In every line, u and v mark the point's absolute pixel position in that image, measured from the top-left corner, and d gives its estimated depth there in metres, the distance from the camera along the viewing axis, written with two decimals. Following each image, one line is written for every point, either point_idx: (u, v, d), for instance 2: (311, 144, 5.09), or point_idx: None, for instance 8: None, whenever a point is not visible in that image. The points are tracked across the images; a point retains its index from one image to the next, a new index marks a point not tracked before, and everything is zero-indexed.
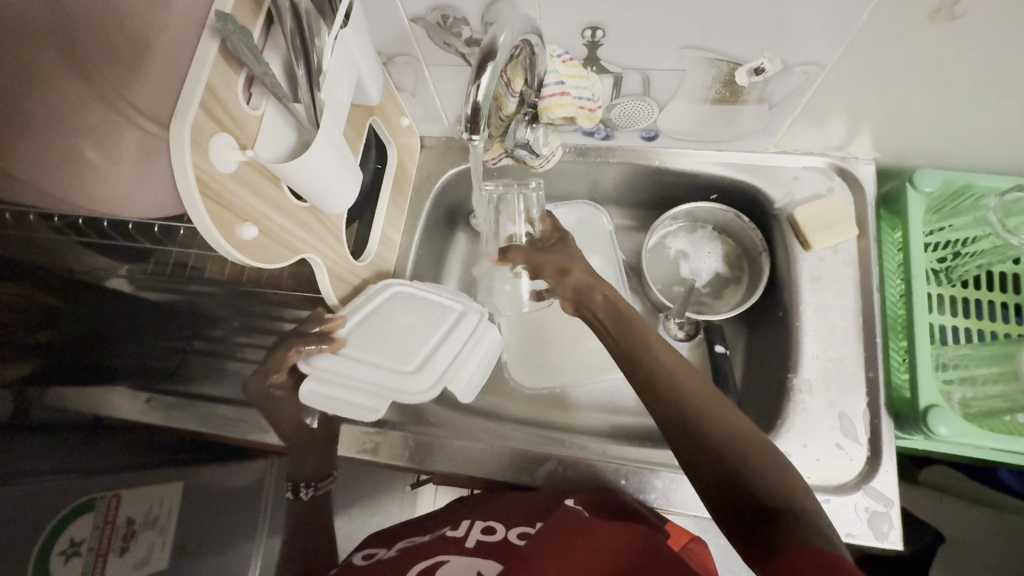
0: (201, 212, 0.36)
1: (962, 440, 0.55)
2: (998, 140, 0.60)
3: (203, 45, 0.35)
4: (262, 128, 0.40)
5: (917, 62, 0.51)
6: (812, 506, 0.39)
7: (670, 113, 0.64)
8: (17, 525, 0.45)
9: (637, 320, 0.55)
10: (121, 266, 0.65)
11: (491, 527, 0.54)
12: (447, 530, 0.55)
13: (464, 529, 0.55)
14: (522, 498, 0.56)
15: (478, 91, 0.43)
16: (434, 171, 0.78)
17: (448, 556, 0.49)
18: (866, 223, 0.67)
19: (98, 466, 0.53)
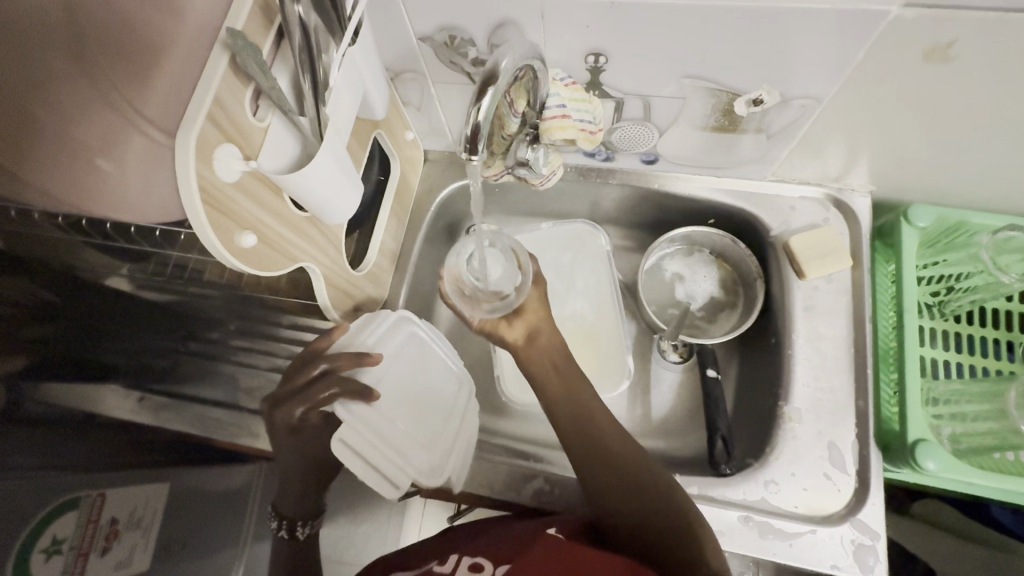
0: (201, 219, 0.37)
1: (949, 475, 0.55)
2: (993, 178, 0.61)
3: (212, 59, 0.36)
4: (267, 140, 0.41)
5: (913, 100, 0.52)
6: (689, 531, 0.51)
7: (670, 138, 0.65)
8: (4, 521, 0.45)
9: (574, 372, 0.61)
10: (122, 265, 0.69)
11: (478, 564, 0.50)
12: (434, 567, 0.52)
13: (450, 564, 0.52)
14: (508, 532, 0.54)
15: (478, 113, 0.43)
16: (436, 184, 0.79)
17: None
18: (861, 254, 0.68)
19: (74, 463, 0.53)
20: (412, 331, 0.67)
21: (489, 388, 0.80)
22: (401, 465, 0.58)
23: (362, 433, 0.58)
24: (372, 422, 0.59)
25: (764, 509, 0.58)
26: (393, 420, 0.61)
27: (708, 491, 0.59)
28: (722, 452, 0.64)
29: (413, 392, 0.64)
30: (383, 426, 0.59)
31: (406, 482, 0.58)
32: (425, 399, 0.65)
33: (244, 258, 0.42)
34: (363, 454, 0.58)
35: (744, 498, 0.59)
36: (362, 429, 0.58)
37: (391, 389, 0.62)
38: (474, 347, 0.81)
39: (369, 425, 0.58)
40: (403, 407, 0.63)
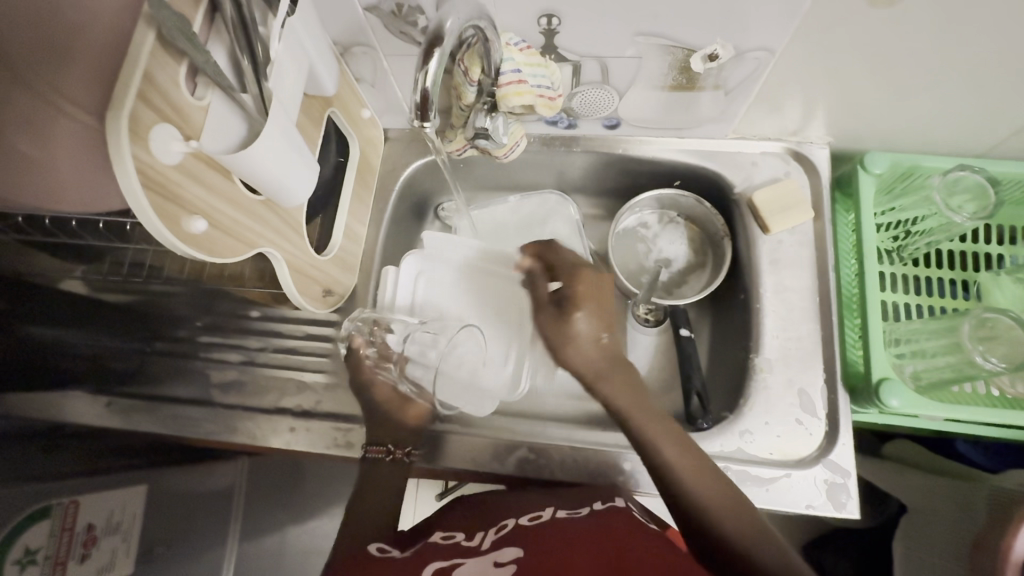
0: (144, 206, 0.35)
1: (911, 411, 0.58)
2: (941, 121, 0.63)
3: (136, 34, 0.34)
4: (208, 118, 0.39)
5: (862, 46, 0.53)
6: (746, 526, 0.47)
7: (630, 101, 0.65)
8: None
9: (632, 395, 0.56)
10: (76, 267, 0.65)
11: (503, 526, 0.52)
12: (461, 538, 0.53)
13: (478, 535, 0.53)
14: (541, 496, 0.57)
15: (426, 77, 0.43)
16: (399, 162, 0.77)
17: (464, 559, 0.48)
18: (822, 205, 0.69)
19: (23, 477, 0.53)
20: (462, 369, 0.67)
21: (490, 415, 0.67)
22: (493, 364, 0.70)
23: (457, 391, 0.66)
24: (444, 278, 0.75)
25: (740, 458, 0.60)
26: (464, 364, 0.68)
27: None
28: (698, 408, 0.65)
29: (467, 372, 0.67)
30: (458, 257, 0.76)
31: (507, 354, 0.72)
32: (494, 361, 0.72)
33: (196, 245, 0.40)
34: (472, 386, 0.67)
35: (721, 449, 0.61)
36: (440, 285, 0.75)
37: (473, 364, 0.69)
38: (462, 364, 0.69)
39: (443, 243, 0.76)
40: (484, 291, 0.75)
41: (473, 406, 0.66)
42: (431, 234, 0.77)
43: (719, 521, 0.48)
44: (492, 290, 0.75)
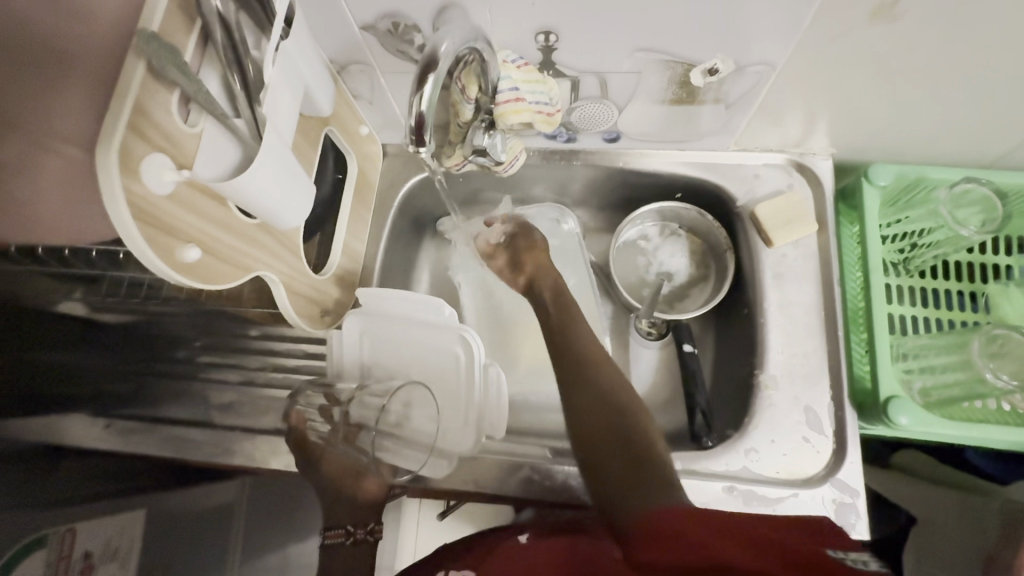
0: (136, 237, 0.34)
1: (922, 429, 0.56)
2: (945, 132, 0.62)
3: (127, 64, 0.33)
4: (202, 146, 0.38)
5: (865, 58, 0.52)
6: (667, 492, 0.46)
7: (630, 115, 0.64)
8: None
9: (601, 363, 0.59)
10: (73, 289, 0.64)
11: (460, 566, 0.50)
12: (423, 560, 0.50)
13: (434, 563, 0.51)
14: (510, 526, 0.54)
15: (421, 101, 0.42)
16: (397, 178, 0.76)
17: None
18: (826, 217, 0.68)
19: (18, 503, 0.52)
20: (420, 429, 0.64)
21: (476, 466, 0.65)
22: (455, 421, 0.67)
23: (412, 452, 0.63)
24: (389, 336, 0.69)
25: (746, 478, 0.59)
26: (421, 423, 0.64)
27: (691, 465, 0.60)
28: (703, 424, 0.64)
29: (427, 431, 0.64)
30: (400, 311, 0.67)
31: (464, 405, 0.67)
32: (450, 418, 0.67)
33: (191, 273, 0.40)
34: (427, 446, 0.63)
35: (726, 469, 0.60)
36: (387, 339, 0.69)
37: (426, 427, 0.64)
38: (423, 416, 0.64)
39: (380, 299, 0.66)
40: (426, 345, 0.69)
41: (429, 469, 0.63)
42: (363, 291, 0.66)
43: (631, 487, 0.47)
44: (432, 341, 0.69)
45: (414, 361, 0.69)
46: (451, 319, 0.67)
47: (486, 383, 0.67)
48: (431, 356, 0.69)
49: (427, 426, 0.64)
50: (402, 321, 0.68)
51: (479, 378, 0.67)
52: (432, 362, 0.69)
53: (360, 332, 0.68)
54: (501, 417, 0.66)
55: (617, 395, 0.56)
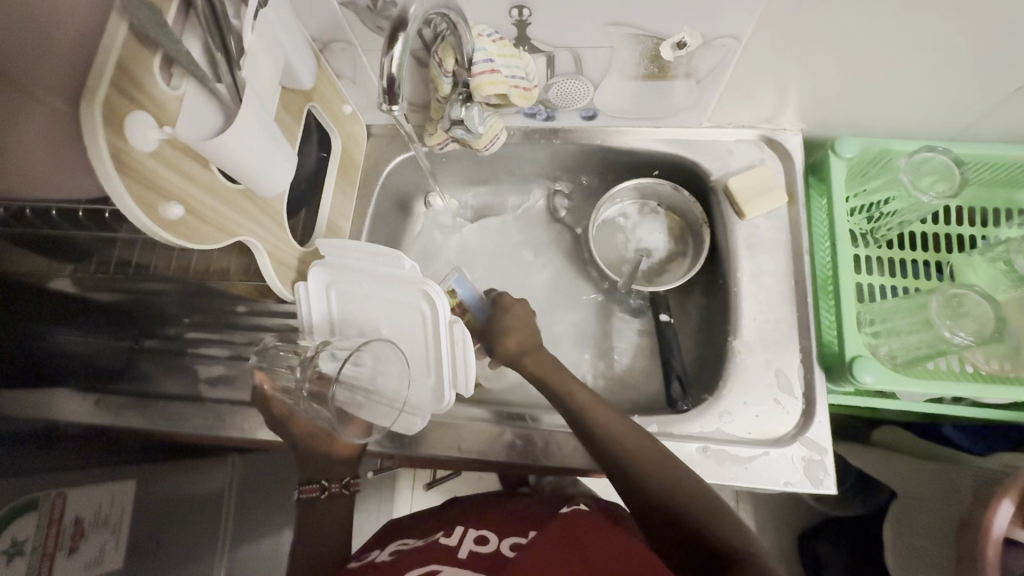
0: (119, 189, 0.36)
1: (885, 386, 0.59)
2: (907, 105, 0.64)
3: (110, 24, 0.35)
4: (184, 108, 0.40)
5: (825, 31, 0.55)
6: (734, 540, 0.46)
7: (605, 91, 0.66)
8: None
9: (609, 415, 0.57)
10: (63, 266, 0.63)
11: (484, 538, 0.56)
12: (439, 538, 0.58)
13: (456, 537, 0.58)
14: (506, 515, 0.61)
15: (392, 62, 0.44)
16: (382, 157, 0.78)
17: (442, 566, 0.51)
18: (796, 190, 0.70)
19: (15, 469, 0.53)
20: (388, 386, 0.63)
21: (460, 433, 0.66)
22: (423, 376, 0.65)
23: (381, 407, 0.63)
24: (355, 289, 0.65)
25: (720, 438, 0.61)
26: (390, 378, 0.63)
27: (667, 427, 0.62)
28: (678, 390, 0.68)
29: (395, 386, 0.63)
30: (363, 266, 0.64)
31: (431, 362, 0.64)
32: (421, 372, 0.65)
33: (175, 231, 0.41)
34: (393, 404, 0.63)
35: (701, 430, 0.62)
36: (352, 292, 0.65)
37: (395, 385, 0.63)
38: (392, 372, 0.63)
39: (341, 251, 0.63)
40: (391, 299, 0.65)
41: (401, 425, 0.64)
42: (326, 242, 0.63)
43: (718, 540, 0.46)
44: (395, 295, 0.64)
45: (379, 316, 0.66)
46: (413, 272, 0.63)
47: (454, 341, 0.62)
48: (396, 311, 0.65)
49: (394, 384, 0.63)
50: (364, 274, 0.64)
51: (446, 336, 0.63)
52: (398, 316, 0.65)
53: (323, 285, 0.65)
54: (469, 376, 0.62)
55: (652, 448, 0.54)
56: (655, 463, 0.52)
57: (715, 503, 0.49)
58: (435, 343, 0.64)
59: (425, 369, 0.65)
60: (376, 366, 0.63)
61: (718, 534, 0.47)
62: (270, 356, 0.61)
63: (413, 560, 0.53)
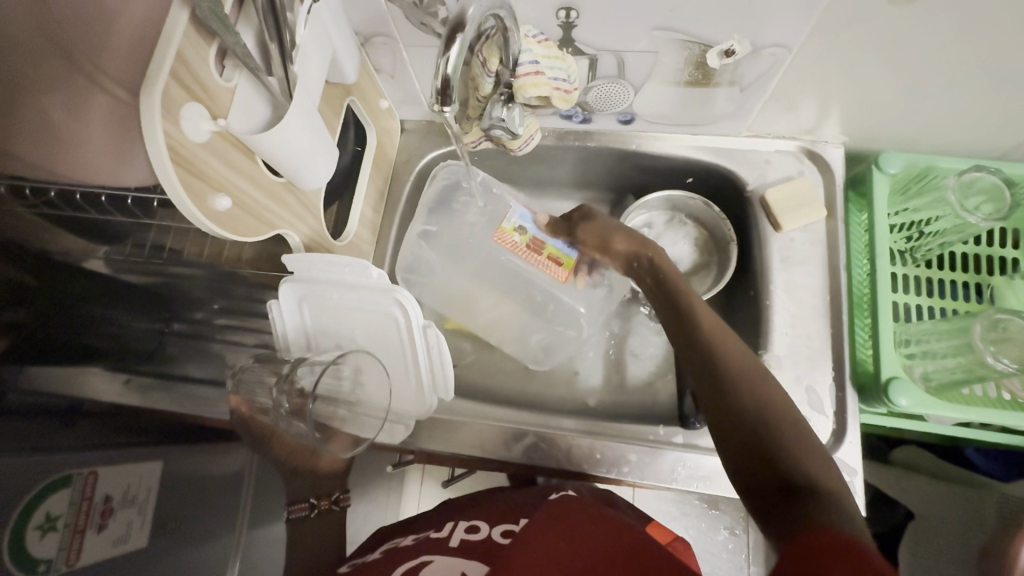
0: (171, 180, 0.36)
1: (919, 410, 0.58)
2: (957, 122, 0.63)
3: (172, 14, 0.35)
4: (235, 100, 0.40)
5: (879, 44, 0.53)
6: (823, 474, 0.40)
7: (645, 96, 0.65)
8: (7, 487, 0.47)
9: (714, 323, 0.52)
10: (98, 248, 0.64)
11: (474, 527, 0.57)
12: (430, 533, 0.58)
13: (447, 529, 0.58)
14: (497, 506, 0.61)
15: (446, 64, 0.44)
16: (414, 153, 0.78)
17: (431, 557, 0.51)
18: (835, 204, 0.69)
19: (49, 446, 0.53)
20: (370, 394, 0.65)
21: (482, 433, 0.66)
22: (403, 384, 0.66)
23: (361, 418, 0.65)
24: (327, 299, 0.64)
25: None
26: (372, 388, 0.65)
27: (694, 439, 0.64)
28: (692, 407, 0.65)
29: (379, 395, 0.65)
30: (330, 277, 0.60)
31: (408, 370, 0.65)
32: (402, 379, 0.66)
33: (220, 221, 0.42)
34: (372, 414, 0.65)
35: None
36: (325, 304, 0.64)
37: (377, 393, 0.65)
38: (374, 380, 0.65)
39: (306, 265, 0.58)
40: (366, 306, 0.63)
41: (386, 434, 0.66)
42: (289, 257, 0.57)
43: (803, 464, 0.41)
44: (369, 302, 0.63)
45: (353, 325, 0.65)
46: (382, 279, 0.60)
47: (429, 347, 0.62)
48: (369, 319, 0.64)
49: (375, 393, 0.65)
50: (332, 285, 0.61)
51: (420, 344, 0.63)
52: (373, 322, 0.64)
53: (296, 300, 0.64)
54: (449, 381, 0.63)
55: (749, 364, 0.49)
56: (737, 377, 0.47)
57: (795, 435, 0.43)
58: (409, 350, 0.64)
59: (404, 376, 0.66)
60: (356, 376, 0.65)
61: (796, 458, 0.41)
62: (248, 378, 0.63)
63: (402, 556, 0.53)
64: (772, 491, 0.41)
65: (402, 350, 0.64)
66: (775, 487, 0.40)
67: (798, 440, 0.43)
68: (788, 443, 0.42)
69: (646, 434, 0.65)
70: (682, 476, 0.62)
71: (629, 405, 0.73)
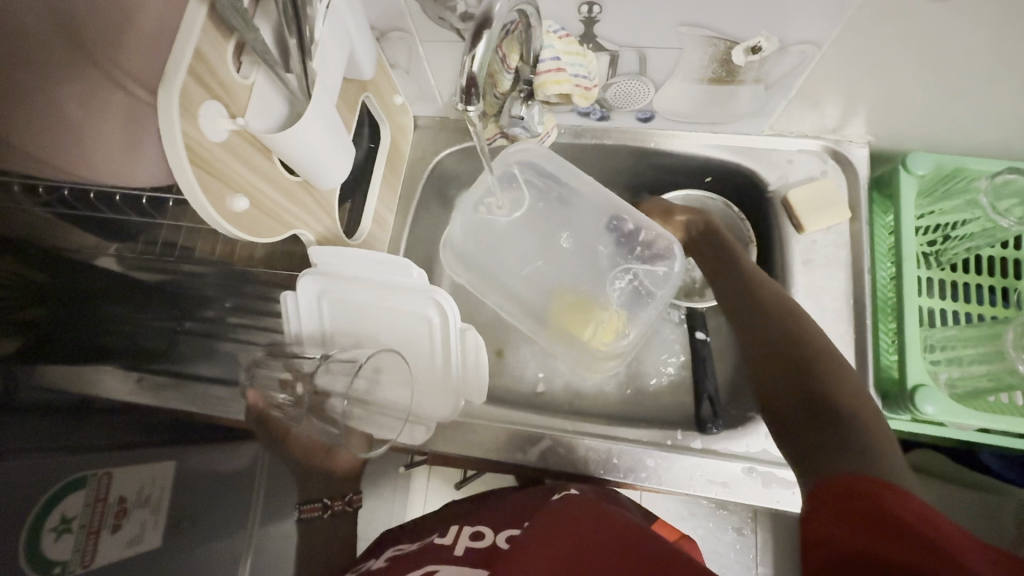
0: (190, 180, 0.35)
1: (947, 419, 0.56)
2: (989, 122, 0.61)
3: (189, 10, 0.34)
4: (253, 98, 0.39)
5: (913, 41, 0.52)
6: (863, 410, 0.44)
7: (666, 94, 0.64)
8: (24, 485, 0.47)
9: (756, 279, 0.58)
10: (110, 245, 0.66)
11: (479, 533, 0.53)
12: (433, 539, 0.54)
13: (452, 535, 0.54)
14: (504, 510, 0.57)
15: (472, 62, 0.42)
16: (428, 150, 0.77)
17: (437, 565, 0.47)
18: (859, 206, 0.67)
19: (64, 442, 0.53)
20: (390, 398, 0.63)
21: (496, 437, 0.65)
22: (427, 387, 0.66)
23: (381, 420, 0.63)
24: (351, 296, 0.64)
25: (767, 460, 0.61)
26: (392, 391, 0.64)
27: (710, 444, 0.63)
28: (709, 412, 0.66)
29: (401, 399, 0.64)
30: (361, 271, 0.60)
31: (436, 372, 0.65)
32: (425, 383, 0.66)
33: (237, 223, 0.41)
34: (393, 417, 0.63)
35: (747, 450, 0.62)
36: (348, 301, 0.64)
37: (399, 397, 0.64)
38: (397, 381, 0.63)
39: (337, 258, 0.59)
40: (398, 306, 0.64)
41: (406, 436, 0.64)
42: (316, 248, 0.57)
43: (839, 401, 0.45)
44: (398, 302, 0.64)
45: (377, 325, 0.66)
46: (420, 280, 0.61)
47: (461, 347, 0.63)
48: (398, 317, 0.65)
49: (399, 396, 0.64)
50: (362, 280, 0.62)
51: (452, 343, 0.63)
52: (401, 321, 0.65)
53: (320, 294, 0.63)
54: (482, 385, 0.63)
55: (791, 314, 0.53)
56: (776, 324, 0.52)
57: (836, 368, 0.47)
58: (439, 353, 0.64)
59: (429, 381, 0.66)
60: (375, 380, 0.63)
61: (829, 394, 0.45)
62: (262, 373, 0.62)
63: (407, 564, 0.49)
64: (808, 421, 0.45)
65: (432, 350, 0.65)
66: (811, 416, 0.45)
67: (838, 374, 0.47)
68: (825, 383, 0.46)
69: (661, 438, 0.64)
70: (699, 482, 0.61)
71: (644, 409, 0.72)
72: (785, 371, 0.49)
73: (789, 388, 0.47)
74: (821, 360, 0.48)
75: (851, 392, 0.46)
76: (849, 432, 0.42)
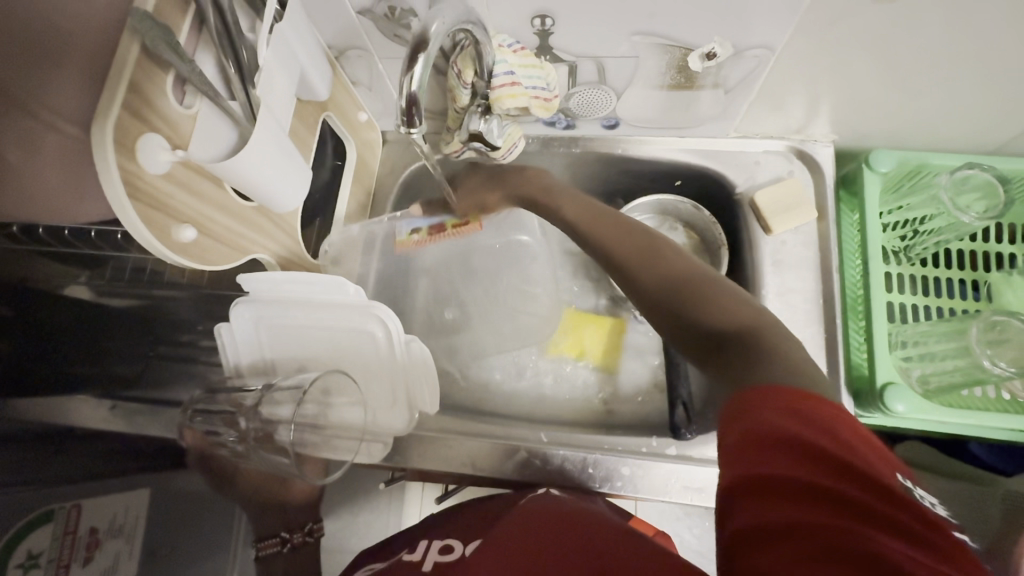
0: (130, 214, 0.35)
1: (917, 415, 0.56)
2: (949, 117, 0.61)
3: (120, 48, 0.34)
4: (196, 128, 0.39)
5: (865, 41, 0.52)
6: (748, 315, 0.43)
7: (628, 101, 0.64)
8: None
9: (616, 221, 0.56)
10: (79, 272, 0.61)
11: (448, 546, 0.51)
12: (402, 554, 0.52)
13: (421, 550, 0.52)
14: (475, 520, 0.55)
15: (411, 82, 0.42)
16: (397, 165, 0.77)
17: None
18: (826, 205, 0.67)
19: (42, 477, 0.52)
20: (342, 417, 0.63)
21: (473, 451, 0.65)
22: (377, 404, 0.65)
23: (332, 442, 0.62)
24: (288, 321, 0.63)
25: None
26: (342, 411, 0.63)
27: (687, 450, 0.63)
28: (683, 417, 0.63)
29: (355, 418, 0.64)
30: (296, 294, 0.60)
31: (383, 388, 0.64)
32: (379, 399, 0.65)
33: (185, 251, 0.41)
34: (345, 438, 0.63)
35: None
36: (285, 326, 0.63)
37: (353, 414, 0.64)
38: (346, 398, 0.63)
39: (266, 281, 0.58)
40: (333, 325, 0.62)
41: (365, 455, 0.65)
42: (245, 276, 0.57)
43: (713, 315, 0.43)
44: (341, 320, 0.62)
45: (318, 347, 0.64)
46: (359, 297, 0.60)
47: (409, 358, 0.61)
48: (340, 337, 0.63)
49: (349, 415, 0.63)
50: (296, 303, 0.61)
51: (398, 357, 0.62)
52: (343, 339, 0.63)
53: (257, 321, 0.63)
54: (434, 394, 0.63)
55: (646, 243, 0.52)
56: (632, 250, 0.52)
57: (711, 282, 0.46)
58: (387, 369, 0.63)
59: (380, 397, 0.65)
60: (324, 401, 0.63)
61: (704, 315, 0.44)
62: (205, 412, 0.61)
63: None
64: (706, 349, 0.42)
65: (380, 364, 0.63)
66: (706, 343, 0.43)
67: (724, 299, 0.44)
68: (694, 310, 0.45)
69: (637, 445, 0.64)
70: (675, 489, 0.61)
71: (624, 416, 0.71)
72: (664, 295, 0.47)
73: (673, 317, 0.46)
74: (689, 276, 0.47)
75: (717, 301, 0.44)
76: (736, 352, 0.40)
